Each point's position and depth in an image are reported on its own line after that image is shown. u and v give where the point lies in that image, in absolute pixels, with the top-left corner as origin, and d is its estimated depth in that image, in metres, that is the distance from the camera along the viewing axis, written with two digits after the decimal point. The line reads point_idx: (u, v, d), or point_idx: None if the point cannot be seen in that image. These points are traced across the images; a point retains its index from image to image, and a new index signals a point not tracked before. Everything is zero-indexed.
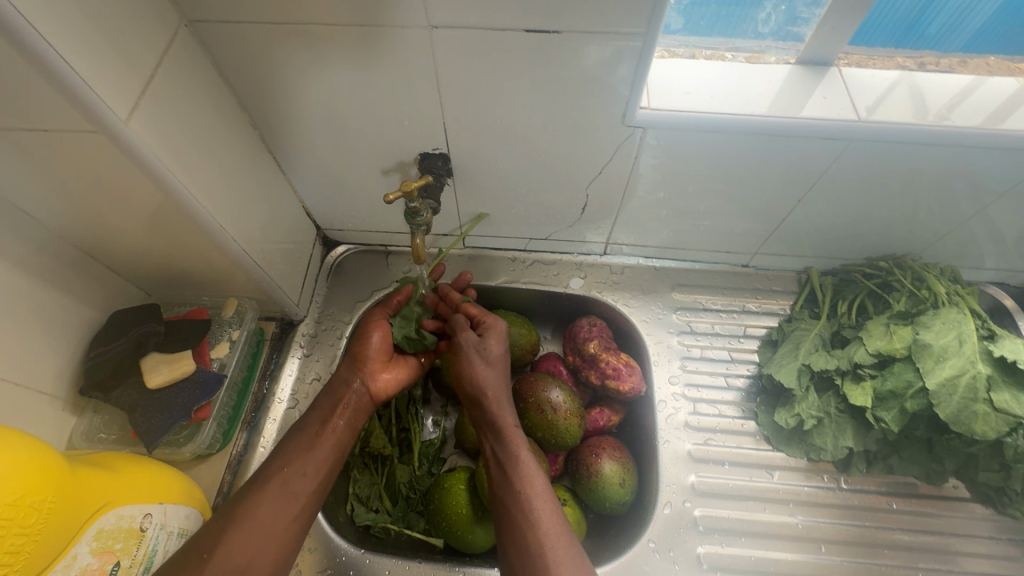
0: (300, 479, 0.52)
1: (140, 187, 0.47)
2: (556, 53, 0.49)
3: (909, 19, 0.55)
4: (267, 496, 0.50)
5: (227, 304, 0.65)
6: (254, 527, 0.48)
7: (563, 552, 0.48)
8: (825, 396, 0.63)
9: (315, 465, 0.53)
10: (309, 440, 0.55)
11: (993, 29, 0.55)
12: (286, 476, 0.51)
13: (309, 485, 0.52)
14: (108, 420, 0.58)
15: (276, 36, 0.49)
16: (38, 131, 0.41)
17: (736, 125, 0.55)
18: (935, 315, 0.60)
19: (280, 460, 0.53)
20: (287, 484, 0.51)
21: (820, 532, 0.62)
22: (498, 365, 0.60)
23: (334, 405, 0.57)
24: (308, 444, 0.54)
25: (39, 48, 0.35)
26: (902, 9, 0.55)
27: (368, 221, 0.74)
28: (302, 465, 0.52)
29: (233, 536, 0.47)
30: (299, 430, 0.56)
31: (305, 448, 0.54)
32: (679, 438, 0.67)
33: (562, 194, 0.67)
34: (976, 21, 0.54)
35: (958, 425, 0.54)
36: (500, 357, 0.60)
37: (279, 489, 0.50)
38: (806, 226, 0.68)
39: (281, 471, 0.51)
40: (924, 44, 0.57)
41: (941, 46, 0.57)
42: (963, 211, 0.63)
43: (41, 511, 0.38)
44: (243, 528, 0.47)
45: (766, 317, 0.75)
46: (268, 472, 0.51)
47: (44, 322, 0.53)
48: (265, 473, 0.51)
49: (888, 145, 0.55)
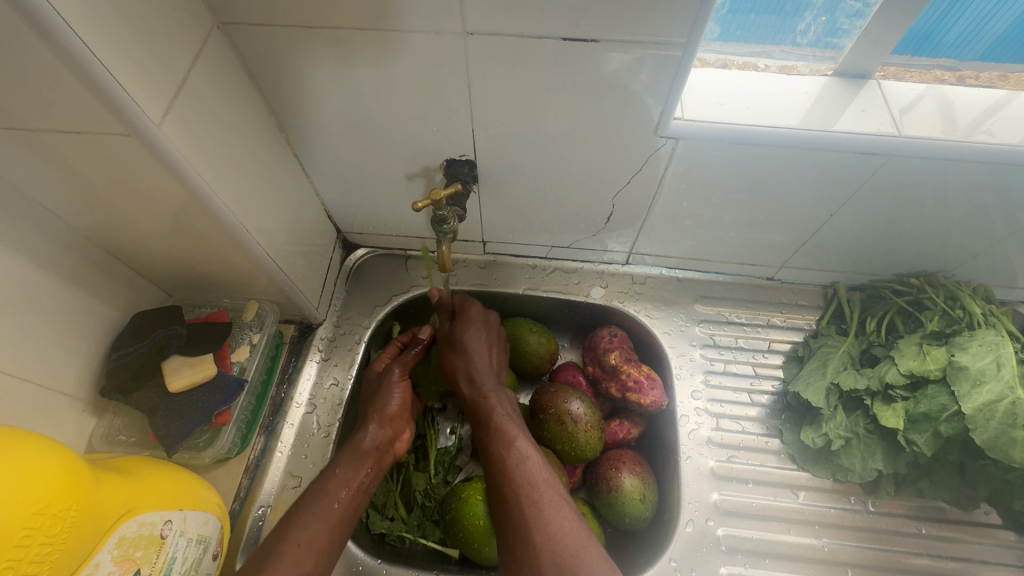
0: (312, 557, 0.51)
1: (169, 190, 0.46)
2: (591, 61, 0.48)
3: (931, 27, 0.54)
4: (281, 574, 0.48)
5: (248, 307, 0.65)
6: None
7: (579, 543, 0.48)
8: (853, 416, 0.62)
9: (325, 538, 0.52)
10: (326, 511, 0.54)
11: (1016, 36, 0.52)
12: (300, 553, 0.50)
13: (322, 562, 0.51)
14: (128, 422, 0.58)
15: (309, 39, 0.49)
16: (71, 133, 0.41)
17: (770, 138, 0.53)
18: (971, 336, 0.58)
19: (295, 533, 0.51)
20: (299, 563, 0.50)
21: (844, 555, 0.61)
22: (489, 362, 0.63)
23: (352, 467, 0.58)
24: (326, 516, 0.53)
25: (77, 50, 0.35)
26: (926, 17, 0.53)
27: (389, 225, 0.73)
28: (315, 541, 0.51)
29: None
30: (315, 497, 0.55)
31: (318, 522, 0.53)
32: (701, 454, 0.66)
33: (587, 202, 0.66)
34: (993, 32, 0.52)
35: (994, 452, 0.53)
36: (486, 366, 0.62)
37: (293, 566, 0.49)
38: (836, 241, 0.67)
39: (296, 546, 0.50)
40: (944, 52, 0.56)
41: (960, 54, 0.55)
42: (999, 230, 0.61)
43: (66, 520, 0.37)
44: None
45: (791, 332, 0.74)
46: (280, 547, 0.50)
47: (67, 322, 0.52)
48: (280, 548, 0.50)
49: (927, 162, 0.53)
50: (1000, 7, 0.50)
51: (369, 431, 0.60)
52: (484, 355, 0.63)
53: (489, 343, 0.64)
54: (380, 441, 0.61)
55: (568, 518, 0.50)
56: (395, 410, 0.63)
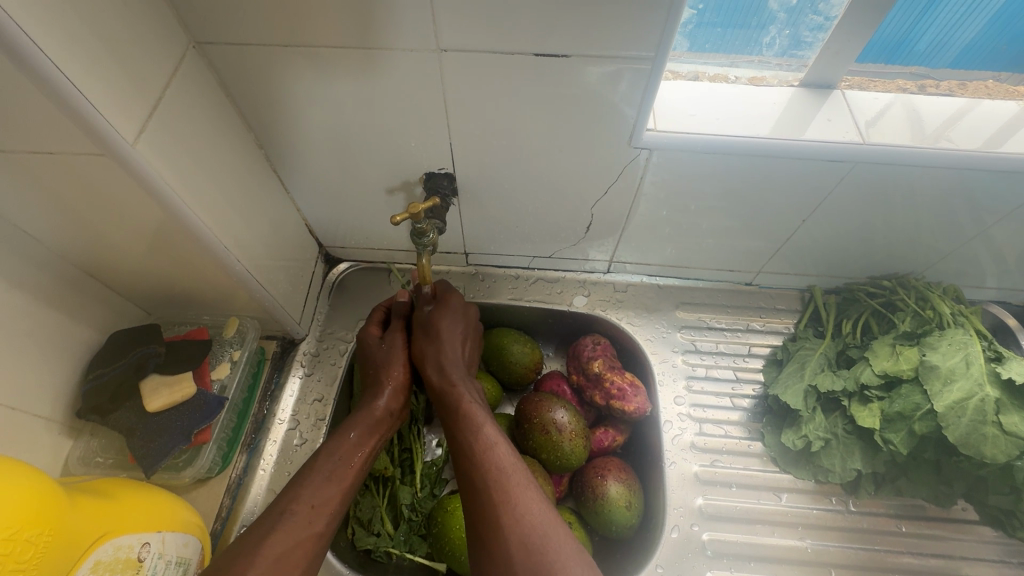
0: (324, 517, 0.51)
1: (145, 208, 0.46)
2: (565, 75, 0.50)
3: (899, 36, 0.55)
4: (292, 534, 0.48)
5: (229, 324, 0.64)
6: (277, 563, 0.46)
7: (532, 507, 0.47)
8: (832, 417, 0.62)
9: (338, 501, 0.53)
10: (339, 473, 0.54)
11: (981, 47, 0.54)
12: (312, 514, 0.50)
13: (332, 524, 0.51)
14: (106, 444, 0.57)
15: (285, 59, 0.49)
16: (44, 153, 0.40)
17: (740, 147, 0.55)
18: (941, 335, 0.59)
19: (307, 494, 0.51)
20: (311, 523, 0.50)
21: (829, 556, 0.61)
22: (457, 352, 0.62)
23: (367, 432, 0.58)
24: (336, 479, 0.53)
25: (49, 74, 0.35)
26: (895, 26, 0.54)
27: (371, 239, 0.73)
28: (328, 503, 0.52)
29: (256, 573, 0.45)
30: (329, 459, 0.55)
31: (327, 485, 0.53)
32: (685, 459, 0.66)
33: (566, 212, 0.67)
34: (962, 40, 0.54)
35: (966, 448, 0.53)
36: (453, 353, 0.61)
37: (304, 527, 0.49)
38: (810, 245, 0.69)
39: (308, 507, 0.51)
40: (914, 60, 0.57)
41: (931, 62, 0.57)
42: (965, 232, 0.63)
43: (38, 545, 0.37)
44: (264, 560, 0.46)
45: (771, 336, 0.75)
46: (292, 507, 0.50)
47: (40, 345, 0.51)
48: (292, 509, 0.50)
49: (891, 167, 0.55)
50: (966, 17, 0.52)
51: (383, 398, 0.60)
52: (451, 344, 0.62)
53: (455, 331, 0.63)
54: (393, 410, 0.61)
55: (524, 481, 0.49)
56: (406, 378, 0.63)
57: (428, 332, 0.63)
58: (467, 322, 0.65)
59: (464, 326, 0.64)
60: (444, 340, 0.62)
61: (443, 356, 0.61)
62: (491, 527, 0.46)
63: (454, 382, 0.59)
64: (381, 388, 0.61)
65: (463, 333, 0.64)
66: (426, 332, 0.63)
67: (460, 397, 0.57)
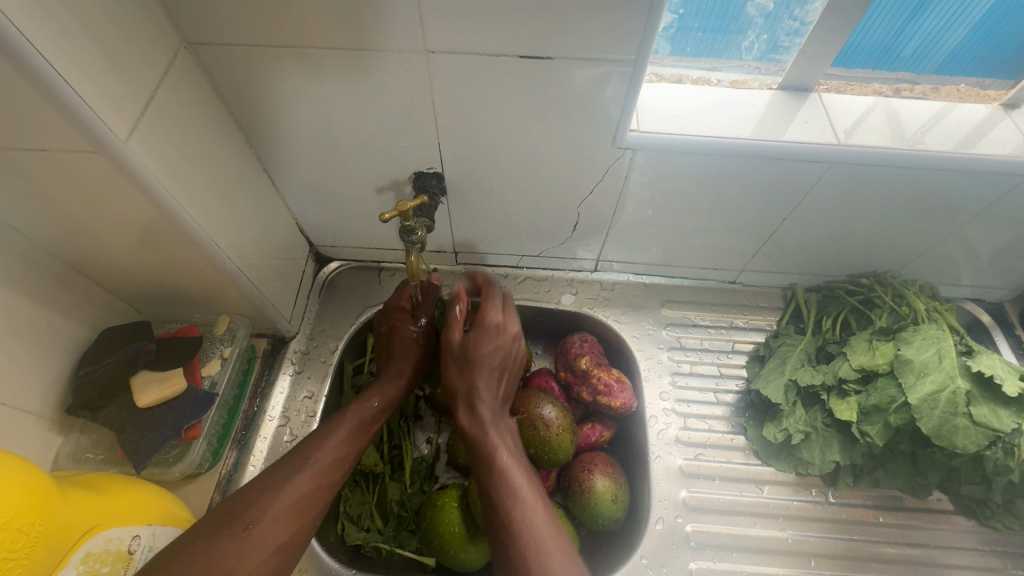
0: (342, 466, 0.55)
1: (136, 205, 0.47)
2: (550, 77, 0.51)
3: (887, 42, 0.57)
4: (312, 480, 0.52)
5: (219, 321, 0.65)
6: (294, 507, 0.50)
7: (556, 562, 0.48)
8: (812, 411, 0.64)
9: (350, 459, 0.56)
10: (358, 429, 0.58)
11: (966, 53, 0.58)
12: (331, 463, 0.54)
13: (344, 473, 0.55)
14: (96, 440, 0.57)
15: (276, 60, 0.50)
16: (37, 150, 0.41)
17: (721, 148, 0.56)
18: (915, 331, 0.61)
19: (332, 444, 0.55)
20: (330, 472, 0.54)
21: (810, 546, 0.63)
22: (494, 391, 0.60)
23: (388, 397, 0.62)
24: (356, 435, 0.57)
25: (43, 73, 0.35)
26: (883, 32, 0.56)
27: (361, 238, 0.74)
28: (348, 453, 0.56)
29: (275, 513, 0.49)
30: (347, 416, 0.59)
31: (348, 442, 0.56)
32: (670, 453, 0.67)
33: (553, 211, 0.68)
34: (948, 45, 0.57)
35: (939, 439, 0.55)
36: (490, 391, 0.60)
37: (324, 475, 0.53)
38: (790, 244, 0.70)
39: (331, 457, 0.54)
40: (901, 65, 0.59)
41: (917, 68, 0.59)
42: (939, 230, 0.65)
43: (29, 535, 0.37)
44: (284, 501, 0.50)
45: (753, 333, 0.77)
46: (316, 455, 0.54)
47: (30, 341, 0.52)
48: (315, 457, 0.54)
49: (866, 168, 0.57)
50: (952, 24, 0.55)
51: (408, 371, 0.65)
52: (489, 381, 0.60)
53: (495, 361, 0.61)
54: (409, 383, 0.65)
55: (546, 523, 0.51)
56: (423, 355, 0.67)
57: (464, 361, 0.61)
58: (508, 352, 0.62)
59: (504, 355, 0.62)
60: (485, 374, 0.60)
61: (480, 393, 0.59)
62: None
63: (487, 428, 0.58)
64: (399, 363, 0.65)
65: (504, 363, 0.62)
66: (461, 362, 0.61)
67: (491, 446, 0.56)
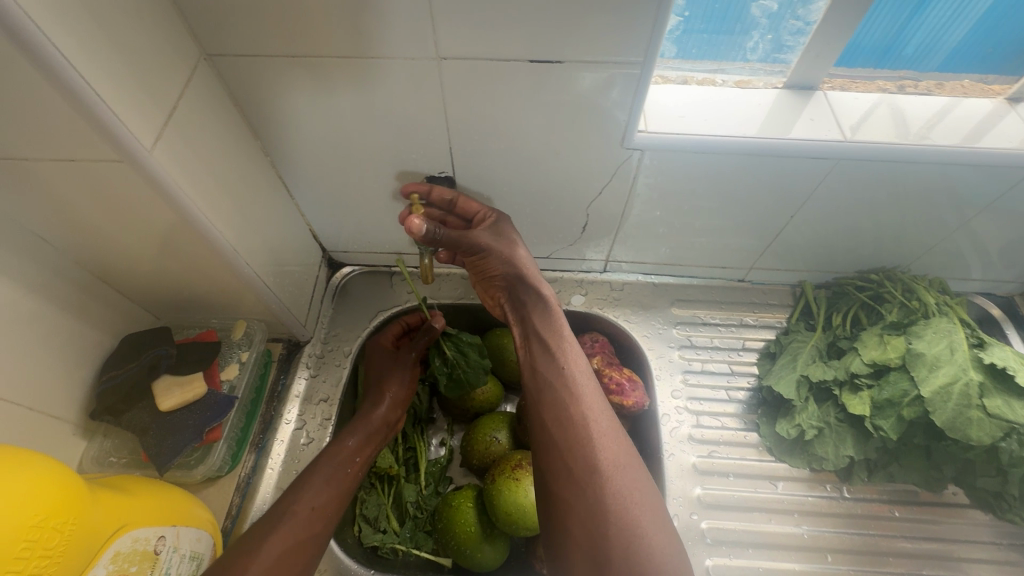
0: (322, 519, 0.55)
1: (160, 213, 0.48)
2: (559, 80, 0.52)
3: (887, 42, 0.58)
4: (291, 535, 0.52)
5: (237, 326, 0.66)
6: (277, 562, 0.50)
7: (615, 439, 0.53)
8: (824, 406, 0.64)
9: (334, 504, 0.57)
10: (338, 475, 0.59)
11: (968, 52, 0.58)
12: (311, 516, 0.55)
13: (327, 525, 0.55)
14: (119, 444, 0.58)
15: (292, 69, 0.52)
16: (66, 160, 0.42)
17: (728, 147, 0.57)
18: (926, 324, 0.61)
19: (307, 495, 0.56)
20: (311, 524, 0.54)
21: (825, 541, 0.63)
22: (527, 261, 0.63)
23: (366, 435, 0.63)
24: (336, 481, 0.58)
25: (73, 84, 0.37)
26: (881, 32, 0.57)
27: (374, 243, 0.75)
28: (326, 504, 0.56)
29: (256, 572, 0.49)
30: (324, 463, 0.59)
31: (326, 488, 0.57)
32: (683, 451, 0.68)
33: (562, 213, 0.69)
34: (949, 44, 0.57)
35: (954, 432, 0.55)
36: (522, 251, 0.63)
37: (303, 528, 0.54)
38: (799, 241, 0.71)
39: (309, 508, 0.55)
40: (902, 64, 0.60)
41: (919, 66, 0.60)
42: (947, 225, 0.65)
43: (63, 532, 0.38)
44: (264, 558, 0.50)
45: (763, 330, 0.77)
46: (293, 509, 0.54)
47: (55, 346, 0.53)
48: (292, 510, 0.54)
49: (873, 163, 0.58)
50: (952, 24, 0.55)
51: (381, 407, 0.65)
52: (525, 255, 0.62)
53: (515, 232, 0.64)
54: (389, 419, 0.66)
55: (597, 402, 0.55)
56: (405, 391, 0.68)
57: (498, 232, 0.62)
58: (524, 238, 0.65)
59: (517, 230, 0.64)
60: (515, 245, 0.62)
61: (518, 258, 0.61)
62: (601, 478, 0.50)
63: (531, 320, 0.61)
64: (379, 398, 0.66)
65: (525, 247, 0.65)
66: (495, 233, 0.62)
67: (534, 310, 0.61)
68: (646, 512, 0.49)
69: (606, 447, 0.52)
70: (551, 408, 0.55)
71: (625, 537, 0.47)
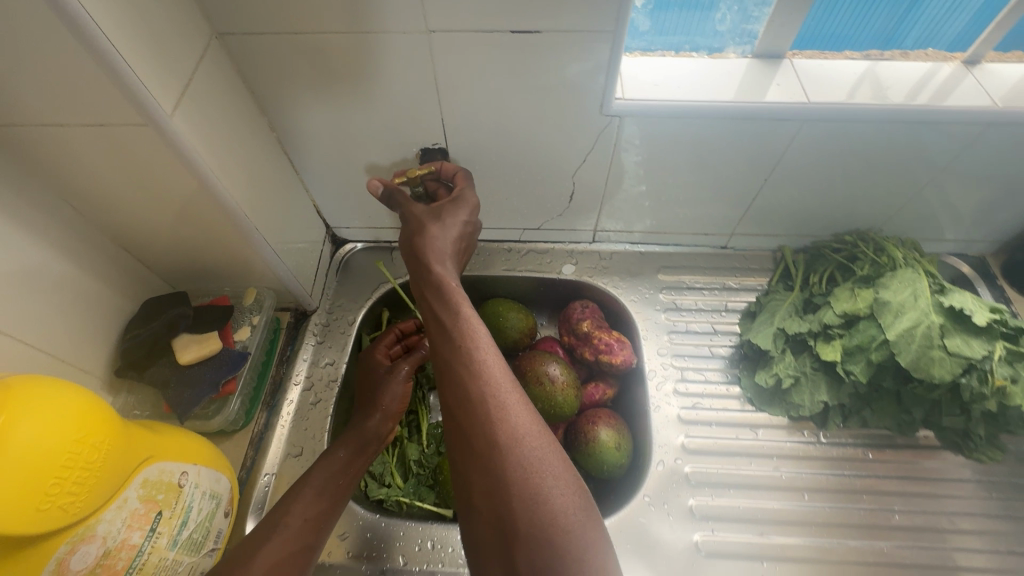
0: (313, 531, 0.56)
1: (177, 176, 0.53)
2: (540, 50, 0.56)
3: (890, 31, 0.64)
4: (281, 547, 0.53)
5: (247, 293, 0.70)
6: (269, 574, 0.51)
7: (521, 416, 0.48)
8: (800, 357, 0.68)
9: (325, 516, 0.57)
10: (330, 488, 0.59)
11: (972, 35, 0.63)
12: (302, 528, 0.55)
13: (318, 536, 0.56)
14: (141, 398, 0.63)
15: (295, 45, 0.56)
16: (96, 125, 0.47)
17: (699, 111, 0.61)
18: (893, 276, 0.65)
19: (298, 507, 0.56)
20: (302, 537, 0.54)
21: (803, 482, 0.66)
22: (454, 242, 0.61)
23: (358, 446, 0.63)
24: (326, 494, 0.58)
25: (104, 50, 0.41)
26: (882, 24, 0.63)
27: (374, 218, 0.80)
28: (317, 516, 0.56)
29: None
30: (315, 475, 0.59)
31: (318, 500, 0.57)
32: (669, 403, 0.72)
33: (550, 182, 0.73)
34: (953, 27, 0.63)
35: (918, 371, 0.59)
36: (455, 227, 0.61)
37: (293, 541, 0.54)
38: (775, 206, 0.75)
39: (301, 520, 0.55)
40: (913, 46, 0.65)
41: (930, 45, 0.65)
42: (915, 183, 0.69)
43: (102, 450, 0.42)
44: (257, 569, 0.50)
45: (745, 293, 0.81)
46: (285, 520, 0.55)
47: (83, 304, 0.58)
48: (284, 522, 0.54)
49: (838, 123, 0.61)
50: (952, 12, 0.61)
51: (374, 419, 0.65)
52: (449, 237, 0.61)
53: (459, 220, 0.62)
54: (383, 431, 0.65)
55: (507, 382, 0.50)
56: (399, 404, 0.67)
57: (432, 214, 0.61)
58: (473, 217, 0.63)
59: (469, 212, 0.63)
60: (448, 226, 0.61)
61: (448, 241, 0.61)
62: (497, 461, 0.46)
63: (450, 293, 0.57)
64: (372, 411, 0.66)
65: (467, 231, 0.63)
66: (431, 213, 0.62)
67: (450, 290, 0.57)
68: (558, 496, 0.44)
69: (513, 424, 0.47)
70: (450, 384, 0.51)
71: (527, 517, 0.43)
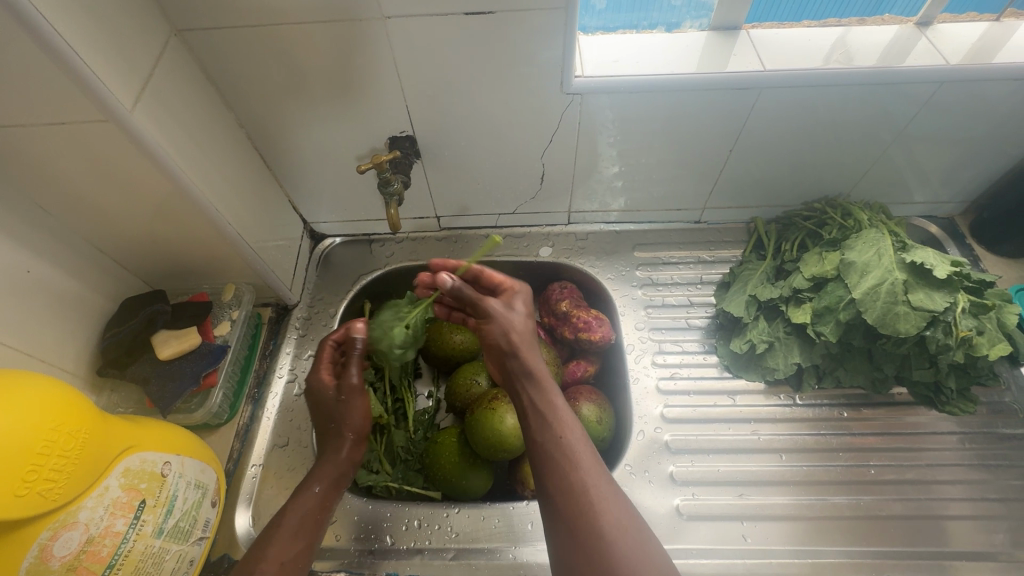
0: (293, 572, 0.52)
1: (144, 172, 0.53)
2: (497, 32, 0.57)
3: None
4: None
5: (227, 290, 0.71)
6: None
7: (600, 481, 0.48)
8: (774, 323, 0.69)
9: (304, 555, 0.53)
10: (304, 525, 0.54)
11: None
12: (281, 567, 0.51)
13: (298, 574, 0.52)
14: (126, 395, 0.64)
15: (254, 39, 0.57)
16: (58, 125, 0.48)
17: (659, 84, 0.62)
18: (858, 237, 0.66)
19: (274, 550, 0.52)
20: None
21: (780, 443, 0.68)
22: (527, 320, 0.57)
23: (331, 480, 0.58)
24: (300, 533, 0.54)
25: (59, 48, 0.42)
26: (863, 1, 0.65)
27: (350, 210, 0.81)
28: (295, 556, 0.53)
29: None
30: (287, 515, 0.55)
31: (294, 540, 0.53)
32: (648, 375, 0.73)
33: (521, 165, 0.74)
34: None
35: (884, 328, 0.60)
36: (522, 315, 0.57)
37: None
38: (744, 177, 0.76)
39: (277, 563, 0.51)
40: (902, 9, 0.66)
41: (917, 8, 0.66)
42: (878, 146, 0.70)
43: (78, 439, 0.43)
44: None
45: (720, 265, 0.82)
46: (261, 565, 0.50)
47: (61, 305, 0.58)
48: (261, 565, 0.51)
49: (796, 89, 0.62)
50: None
51: (346, 447, 0.60)
52: (519, 317, 0.56)
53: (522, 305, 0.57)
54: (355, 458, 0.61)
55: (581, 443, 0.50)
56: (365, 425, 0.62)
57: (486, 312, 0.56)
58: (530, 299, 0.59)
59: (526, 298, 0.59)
60: (513, 311, 0.56)
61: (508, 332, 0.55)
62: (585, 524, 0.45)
63: (531, 372, 0.53)
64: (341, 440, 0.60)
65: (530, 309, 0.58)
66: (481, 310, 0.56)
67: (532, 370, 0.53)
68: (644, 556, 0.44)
69: (596, 489, 0.47)
70: (539, 452, 0.50)
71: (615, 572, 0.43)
